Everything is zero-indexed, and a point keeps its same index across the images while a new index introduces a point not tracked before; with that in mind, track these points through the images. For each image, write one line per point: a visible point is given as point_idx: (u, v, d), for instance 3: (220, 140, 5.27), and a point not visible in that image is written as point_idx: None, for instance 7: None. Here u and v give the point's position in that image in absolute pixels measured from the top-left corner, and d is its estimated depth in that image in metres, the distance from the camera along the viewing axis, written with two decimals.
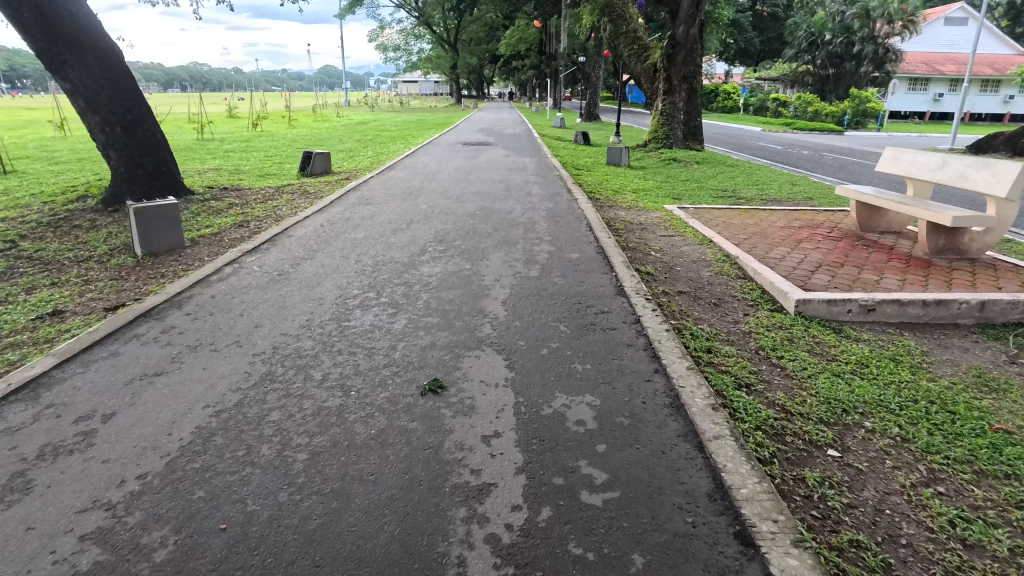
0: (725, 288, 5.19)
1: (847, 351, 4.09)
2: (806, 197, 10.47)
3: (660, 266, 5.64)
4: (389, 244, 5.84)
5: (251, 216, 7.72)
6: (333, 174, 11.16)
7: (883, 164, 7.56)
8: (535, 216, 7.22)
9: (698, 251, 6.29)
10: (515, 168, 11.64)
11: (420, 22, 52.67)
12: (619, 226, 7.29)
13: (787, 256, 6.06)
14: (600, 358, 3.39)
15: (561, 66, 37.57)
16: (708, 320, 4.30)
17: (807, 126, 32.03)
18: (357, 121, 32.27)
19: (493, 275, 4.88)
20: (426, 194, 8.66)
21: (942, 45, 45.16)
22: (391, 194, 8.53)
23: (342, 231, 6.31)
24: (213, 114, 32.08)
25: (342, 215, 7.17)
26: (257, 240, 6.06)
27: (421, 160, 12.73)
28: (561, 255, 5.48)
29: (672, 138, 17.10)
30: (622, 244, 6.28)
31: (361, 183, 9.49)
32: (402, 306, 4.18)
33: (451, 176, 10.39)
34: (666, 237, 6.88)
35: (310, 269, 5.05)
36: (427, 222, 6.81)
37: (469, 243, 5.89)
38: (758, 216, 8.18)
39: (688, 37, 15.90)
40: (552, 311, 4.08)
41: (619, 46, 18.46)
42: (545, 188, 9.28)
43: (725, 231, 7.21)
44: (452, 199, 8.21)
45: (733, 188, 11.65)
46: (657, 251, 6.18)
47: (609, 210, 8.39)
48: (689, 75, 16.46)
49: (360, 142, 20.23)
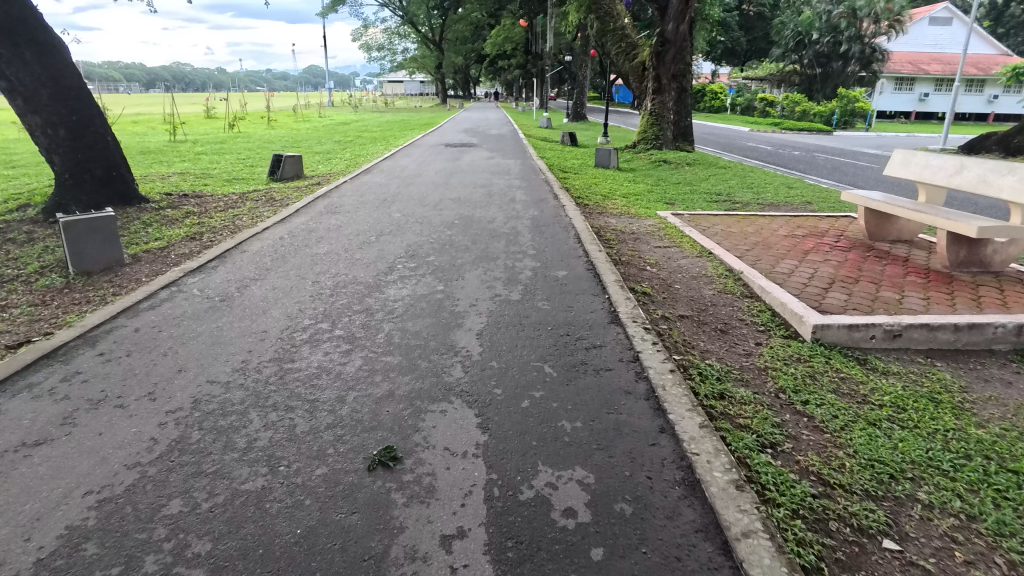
0: (731, 310, 4.62)
1: (879, 390, 3.51)
2: (805, 202, 9.97)
3: (658, 284, 5.05)
4: (353, 260, 5.20)
5: (207, 226, 7.03)
6: (305, 179, 10.46)
7: (892, 167, 7.04)
8: (518, 226, 6.60)
9: (697, 265, 5.71)
10: (499, 171, 11.01)
11: (405, 21, 51.84)
12: (609, 237, 6.70)
13: (796, 271, 5.50)
14: (593, 412, 2.77)
15: (548, 66, 36.98)
16: (716, 353, 3.71)
17: (796, 126, 31.74)
18: (339, 121, 31.46)
19: (469, 299, 4.26)
20: (401, 200, 8.01)
21: (927, 45, 45.23)
22: (364, 202, 7.88)
23: (303, 245, 5.66)
24: (189, 115, 31.09)
25: (306, 226, 6.52)
26: (206, 257, 5.39)
27: (400, 162, 12.07)
28: (546, 273, 4.86)
29: (661, 139, 16.58)
30: (613, 257, 5.70)
31: (332, 189, 8.81)
32: (359, 340, 3.55)
33: (431, 181, 9.74)
34: (662, 248, 6.29)
35: (259, 293, 4.40)
36: (399, 233, 6.18)
37: (444, 258, 5.26)
38: (758, 223, 7.63)
39: (677, 35, 15.47)
40: (536, 347, 3.46)
41: (607, 44, 17.83)
42: (530, 193, 8.66)
43: (724, 241, 6.64)
44: (429, 207, 7.57)
45: (728, 192, 11.10)
46: (652, 266, 5.59)
47: (599, 217, 7.79)
48: (679, 74, 15.90)
49: (339, 143, 19.48)
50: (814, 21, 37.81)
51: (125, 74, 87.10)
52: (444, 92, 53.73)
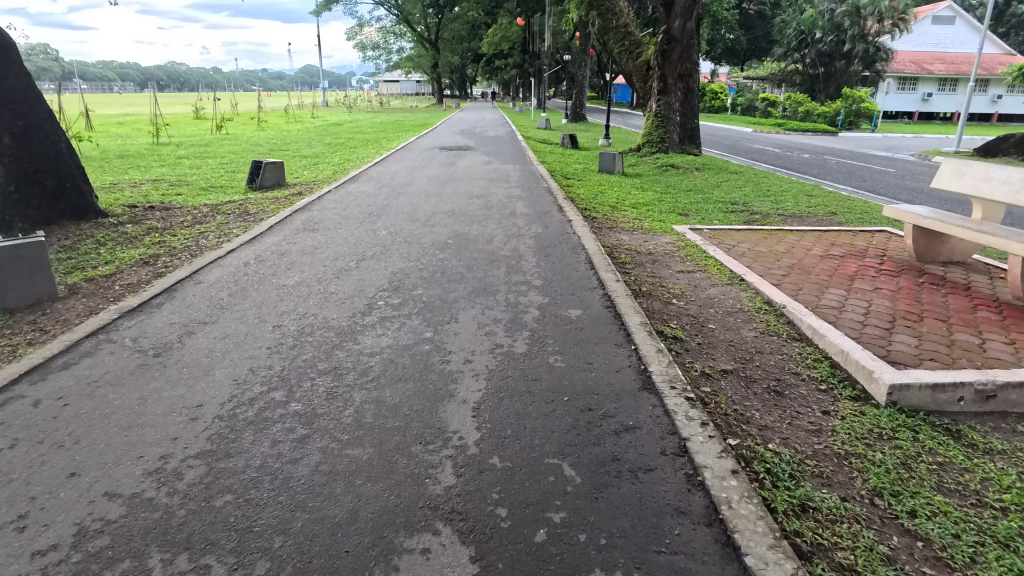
0: (780, 360, 3.82)
1: (995, 484, 2.70)
2: (829, 212, 9.19)
3: (688, 324, 4.25)
4: (328, 294, 4.40)
5: (167, 247, 6.21)
6: (286, 188, 9.62)
7: (941, 178, 6.26)
8: (520, 246, 5.79)
9: (728, 295, 4.91)
10: (497, 179, 10.17)
11: (399, 20, 50.93)
12: (622, 257, 5.90)
13: (846, 304, 4.71)
14: (636, 552, 1.97)
15: (546, 65, 36.18)
16: (778, 431, 2.92)
17: (800, 127, 30.99)
18: (332, 122, 30.58)
19: (464, 351, 3.45)
20: (389, 214, 7.19)
21: (930, 45, 44.58)
22: (347, 216, 7.05)
23: (270, 275, 4.85)
24: (177, 116, 30.11)
25: (278, 247, 5.70)
26: (154, 289, 4.57)
27: (391, 169, 11.23)
28: (556, 313, 4.05)
29: (668, 141, 15.75)
30: (631, 286, 4.90)
31: (313, 201, 7.99)
32: (320, 420, 2.74)
33: (423, 191, 8.91)
34: (685, 273, 5.48)
35: (205, 344, 3.58)
36: (383, 257, 5.37)
37: (434, 292, 4.46)
38: (786, 240, 6.84)
39: (684, 32, 14.74)
40: (550, 430, 2.65)
41: (608, 41, 16.73)
42: (532, 205, 7.84)
43: (754, 263, 5.85)
44: (420, 222, 6.76)
45: (744, 200, 10.30)
46: (678, 297, 4.79)
47: (608, 232, 6.98)
48: (685, 73, 15.27)
49: (329, 146, 18.63)
50: (816, 19, 37.12)
51: (118, 74, 86.00)
52: (440, 92, 52.80)
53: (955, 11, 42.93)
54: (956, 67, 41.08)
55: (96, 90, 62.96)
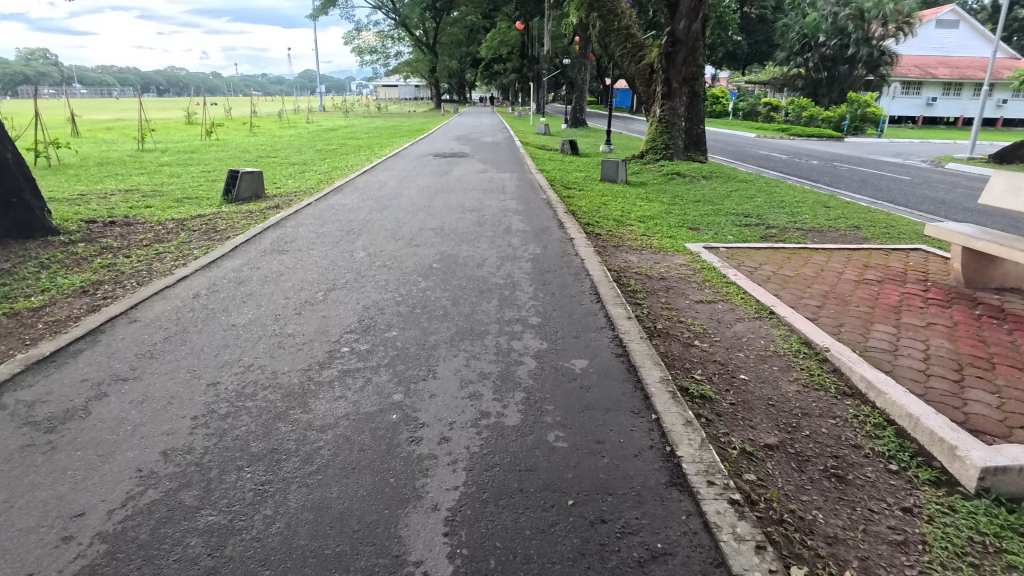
0: (833, 426, 3.10)
1: None
2: (852, 226, 8.49)
3: (716, 375, 3.53)
4: (283, 337, 3.68)
5: (116, 270, 5.48)
6: (264, 200, 8.90)
7: (990, 194, 5.57)
8: (515, 272, 5.06)
9: (758, 334, 4.19)
10: (492, 189, 9.45)
11: (397, 24, 50.34)
12: (631, 283, 5.18)
13: (898, 346, 3.99)
14: None
15: (544, 69, 35.54)
16: (855, 546, 2.20)
17: (805, 132, 30.35)
18: (327, 128, 29.88)
19: (440, 424, 2.72)
20: (370, 231, 6.48)
21: (932, 49, 44.07)
22: (323, 234, 6.33)
23: (222, 311, 4.12)
24: (168, 121, 29.37)
25: (239, 274, 4.98)
26: (78, 330, 3.82)
27: (380, 178, 10.51)
28: (556, 364, 3.32)
29: (672, 148, 15.06)
30: (645, 323, 4.18)
31: (289, 216, 7.26)
32: (235, 542, 2.01)
33: (410, 204, 8.18)
34: (704, 304, 4.77)
35: (117, 412, 2.84)
36: (356, 286, 4.64)
37: (411, 334, 3.74)
38: (813, 261, 6.11)
39: (689, 34, 14.08)
40: (548, 560, 1.93)
41: (608, 43, 16.01)
42: (530, 221, 7.12)
43: (782, 290, 5.14)
44: (404, 241, 6.05)
45: (757, 213, 9.60)
46: (700, 337, 4.09)
47: (615, 252, 6.26)
48: (690, 77, 14.62)
49: (320, 152, 17.93)
50: (820, 23, 36.51)
51: (114, 78, 85.38)
52: (437, 96, 52.19)
53: (959, 15, 42.36)
54: (960, 71, 40.49)
55: (91, 95, 62.30)
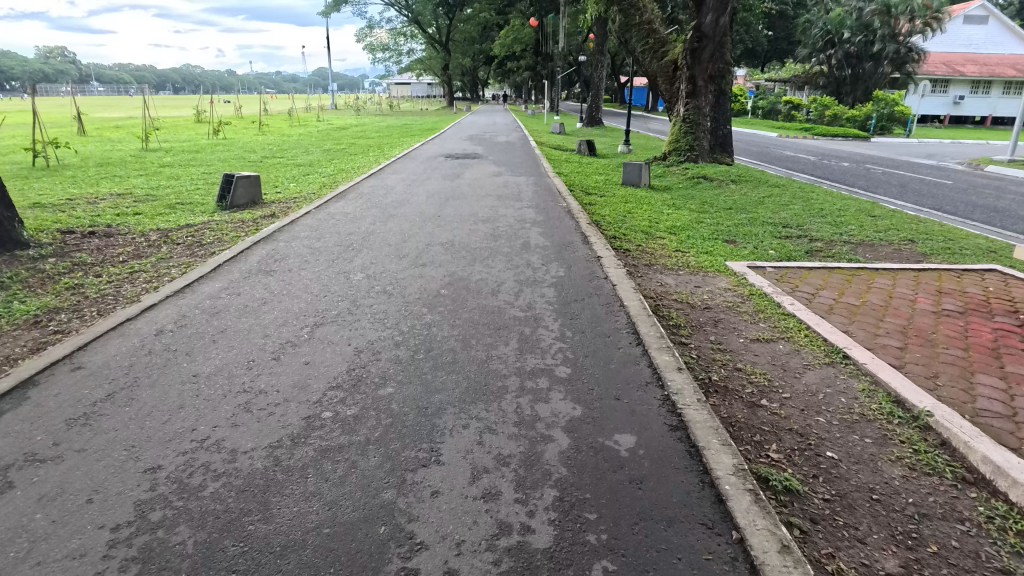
0: (966, 537, 2.33)
1: None
2: (906, 240, 7.66)
3: (795, 453, 2.77)
4: (253, 396, 2.97)
5: (80, 293, 4.79)
6: (261, 207, 8.22)
7: None
8: (537, 301, 4.32)
9: (835, 389, 3.42)
10: (507, 196, 8.72)
11: (409, 21, 49.65)
12: (671, 313, 4.41)
13: (1016, 409, 3.21)
14: None
15: (558, 67, 34.69)
16: None
17: (830, 131, 29.27)
18: (336, 127, 29.28)
19: (444, 545, 1.99)
20: (371, 247, 5.76)
21: (958, 46, 42.73)
22: (318, 251, 5.63)
23: (186, 356, 3.42)
24: (177, 120, 28.89)
25: (215, 302, 4.28)
26: (7, 380, 3.12)
27: (387, 183, 9.80)
28: (595, 443, 2.57)
29: (697, 149, 14.21)
30: (696, 373, 3.42)
31: (283, 227, 6.57)
32: None
33: (418, 213, 7.46)
34: (763, 344, 3.99)
35: (17, 518, 2.13)
36: (349, 320, 3.93)
37: (410, 391, 3.01)
38: (876, 285, 5.31)
39: (717, 28, 13.22)
40: None
41: (629, 39, 15.15)
42: (550, 235, 6.38)
43: (851, 325, 4.35)
44: (408, 260, 5.33)
45: (796, 222, 8.77)
46: (766, 393, 3.32)
47: (647, 272, 5.49)
48: (717, 74, 13.78)
49: (328, 153, 17.30)
50: (844, 18, 35.29)
51: (131, 76, 85.58)
52: (450, 94, 51.41)
53: (988, 10, 40.97)
54: (989, 68, 39.11)
55: (107, 93, 62.31)
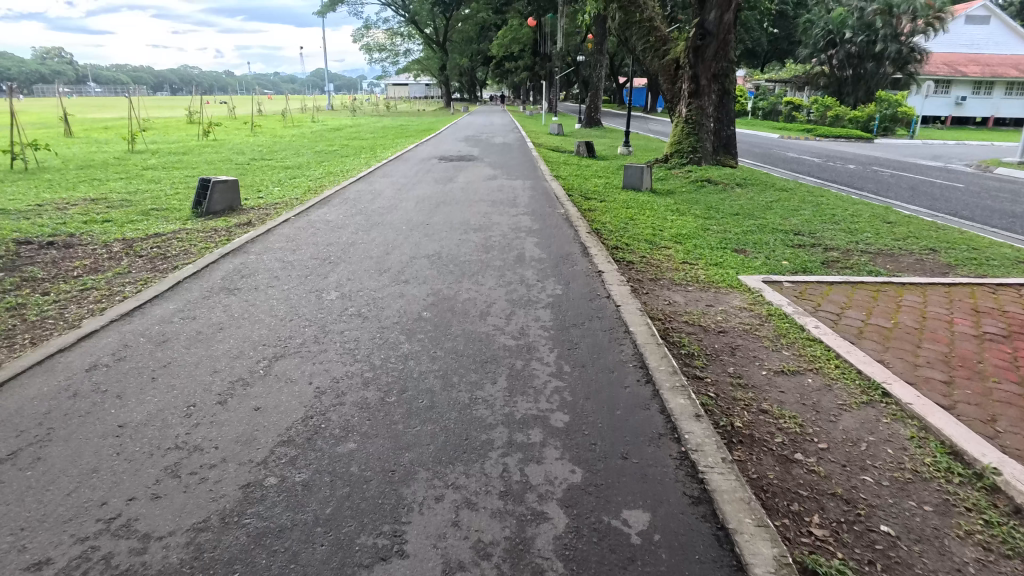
0: None
1: None
2: (927, 249, 7.18)
3: (844, 530, 2.26)
4: (185, 455, 2.46)
5: (19, 315, 4.26)
6: (238, 214, 7.70)
7: None
8: (530, 326, 3.82)
9: (879, 436, 2.92)
10: (501, 202, 8.22)
11: (406, 21, 49.19)
12: (682, 339, 3.91)
13: None
14: None
15: (557, 67, 34.24)
16: None
17: (833, 132, 28.81)
18: (330, 127, 28.73)
19: None
20: (350, 260, 5.25)
21: (961, 46, 42.30)
22: (291, 265, 5.12)
23: (116, 399, 2.90)
24: (168, 121, 28.30)
25: (164, 328, 3.77)
26: None
27: (376, 187, 9.28)
28: (599, 523, 2.07)
29: (700, 151, 13.72)
30: (715, 419, 2.91)
31: (257, 238, 6.05)
32: None
33: (405, 221, 6.96)
34: (789, 378, 3.49)
35: None
36: (314, 351, 3.42)
37: (376, 448, 2.49)
38: (906, 303, 4.81)
39: (721, 25, 12.78)
40: None
41: (629, 38, 14.65)
42: (546, 245, 5.87)
43: (886, 353, 3.84)
44: (390, 275, 4.82)
45: (808, 229, 8.29)
46: (800, 444, 2.81)
47: (654, 288, 4.98)
48: (720, 73, 13.32)
49: (319, 154, 16.78)
50: (846, 18, 34.87)
51: (128, 76, 84.98)
52: (447, 95, 50.83)
53: (990, 11, 40.62)
54: (991, 69, 38.73)
55: (103, 94, 61.88)
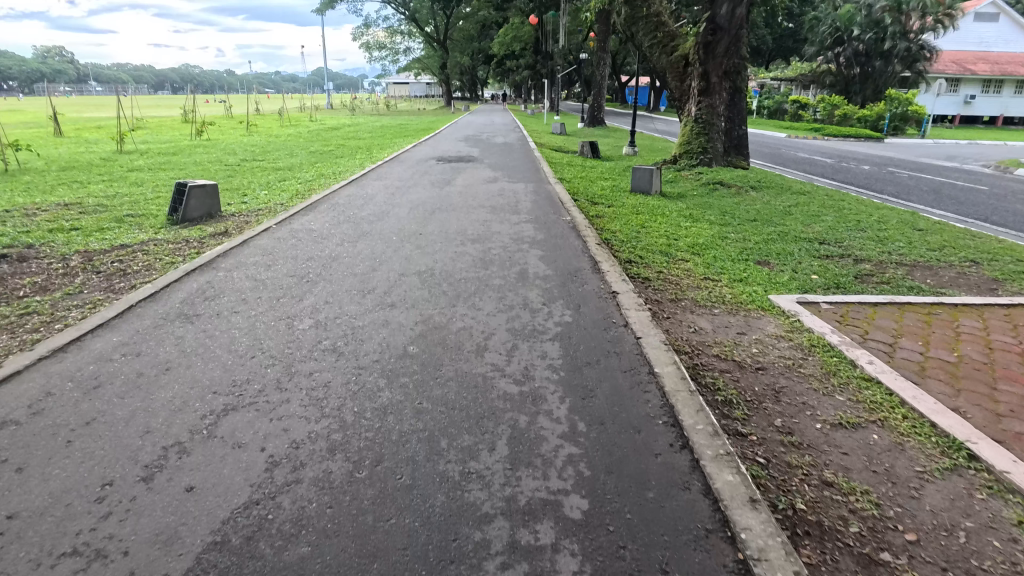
0: None
1: None
2: (966, 260, 6.59)
3: None
4: (83, 565, 1.86)
5: None
6: (216, 221, 7.09)
7: None
8: (536, 366, 3.20)
9: (978, 521, 2.31)
10: (502, 208, 7.62)
11: (406, 20, 48.50)
12: (716, 379, 3.30)
13: None
14: None
15: (559, 65, 33.60)
16: None
17: (842, 131, 28.17)
18: (328, 127, 28.13)
19: None
20: (330, 278, 4.65)
21: (970, 44, 41.60)
22: (264, 284, 4.51)
23: (13, 474, 2.29)
24: (161, 120, 27.66)
25: (100, 368, 3.18)
26: None
27: (368, 192, 8.68)
28: None
29: (711, 151, 13.06)
30: (773, 501, 2.30)
31: (230, 251, 5.44)
32: None
33: (396, 230, 6.35)
34: (851, 433, 2.88)
35: None
36: (274, 403, 2.81)
37: (336, 555, 1.89)
38: (965, 330, 4.20)
39: (733, 19, 12.19)
40: None
41: (635, 33, 14.03)
42: (552, 260, 5.25)
43: (959, 398, 3.24)
44: (374, 298, 4.21)
45: (833, 237, 7.67)
46: (884, 536, 2.20)
47: (675, 311, 4.37)
48: (731, 70, 12.69)
49: (313, 155, 16.14)
50: (853, 15, 34.14)
51: (129, 75, 84.65)
52: (448, 94, 50.17)
53: (999, 8, 39.85)
54: (1001, 67, 37.99)
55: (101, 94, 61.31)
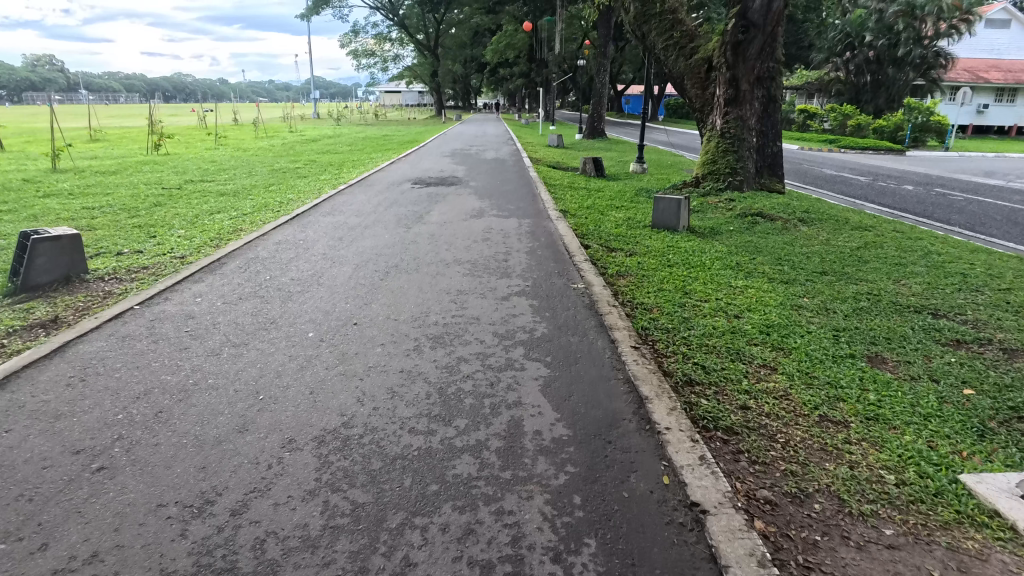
0: None
1: None
2: None
3: None
4: None
5: None
6: (67, 291, 4.86)
7: None
8: None
9: None
10: (486, 264, 5.48)
11: (396, 28, 46.37)
12: None
13: None
14: None
15: (555, 73, 31.52)
16: None
17: (859, 142, 26.22)
18: (306, 139, 25.92)
19: None
20: (149, 463, 2.47)
21: (980, 51, 39.83)
22: (8, 485, 2.31)
23: None
24: (124, 132, 25.33)
25: None
26: None
27: (308, 236, 6.52)
28: None
29: (741, 172, 11.01)
30: None
31: (16, 375, 3.21)
32: None
33: (323, 313, 4.19)
34: None
35: None
36: None
37: None
38: None
39: (769, 14, 10.08)
40: None
41: (646, 34, 11.90)
42: (564, 393, 3.07)
43: None
44: (202, 543, 2.02)
45: (944, 304, 5.54)
46: None
47: (818, 551, 2.18)
48: (764, 76, 10.62)
49: (274, 174, 13.98)
50: (865, 20, 32.20)
51: (116, 84, 82.44)
52: (439, 103, 48.03)
53: (1011, 14, 38.12)
54: (1015, 75, 36.25)
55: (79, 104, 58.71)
